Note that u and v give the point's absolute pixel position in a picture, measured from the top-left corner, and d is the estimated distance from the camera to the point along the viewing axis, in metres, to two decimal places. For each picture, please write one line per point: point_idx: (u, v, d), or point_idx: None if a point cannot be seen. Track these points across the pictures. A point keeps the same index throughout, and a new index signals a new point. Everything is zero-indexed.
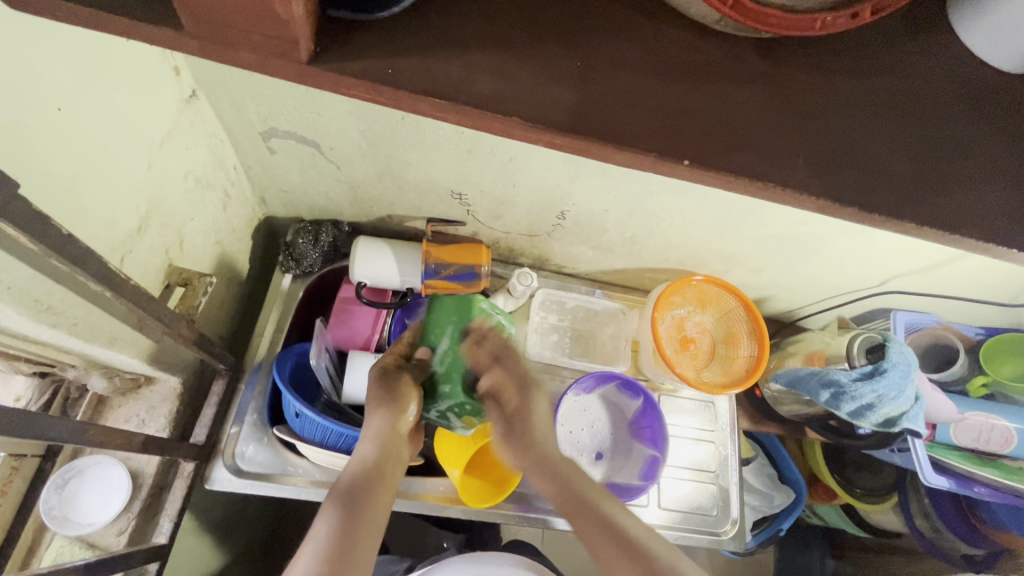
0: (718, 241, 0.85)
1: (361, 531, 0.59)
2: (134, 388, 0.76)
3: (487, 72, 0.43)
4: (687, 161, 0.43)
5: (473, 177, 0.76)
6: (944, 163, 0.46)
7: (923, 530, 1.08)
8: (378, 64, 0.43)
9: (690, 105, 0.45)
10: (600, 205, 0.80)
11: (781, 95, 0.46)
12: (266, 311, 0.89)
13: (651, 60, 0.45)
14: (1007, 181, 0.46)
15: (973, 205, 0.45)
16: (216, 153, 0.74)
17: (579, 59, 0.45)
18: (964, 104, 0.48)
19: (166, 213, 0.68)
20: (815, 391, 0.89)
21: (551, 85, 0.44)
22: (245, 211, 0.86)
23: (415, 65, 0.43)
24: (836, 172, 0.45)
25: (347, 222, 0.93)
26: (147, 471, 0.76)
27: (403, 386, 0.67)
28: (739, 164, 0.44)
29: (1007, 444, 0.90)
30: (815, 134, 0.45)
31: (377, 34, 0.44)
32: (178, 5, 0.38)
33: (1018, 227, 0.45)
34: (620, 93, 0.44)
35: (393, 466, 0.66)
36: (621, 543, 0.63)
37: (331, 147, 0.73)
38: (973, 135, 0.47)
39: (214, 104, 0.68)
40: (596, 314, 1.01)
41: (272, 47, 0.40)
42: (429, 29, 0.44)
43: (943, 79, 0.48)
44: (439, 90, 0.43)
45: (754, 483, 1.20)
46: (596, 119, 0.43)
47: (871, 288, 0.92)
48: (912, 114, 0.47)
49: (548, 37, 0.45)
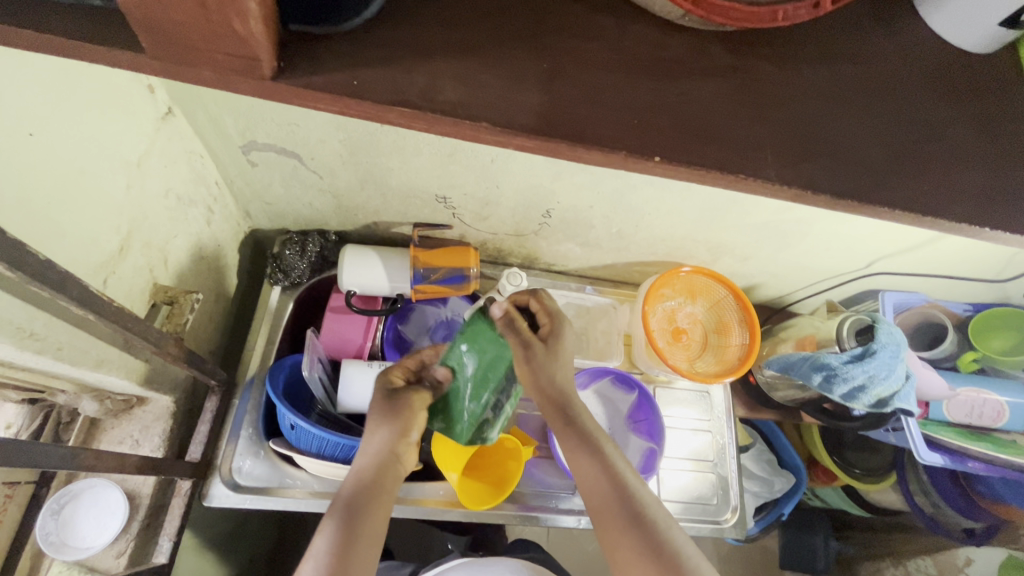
0: (704, 231, 0.86)
1: (359, 543, 0.60)
2: (126, 409, 0.75)
3: (452, 80, 0.43)
4: (658, 157, 0.43)
5: (456, 180, 0.77)
6: (915, 147, 0.47)
7: (924, 508, 1.10)
8: (343, 78, 0.43)
9: (661, 100, 0.45)
10: (584, 202, 0.80)
11: (749, 88, 0.46)
12: (257, 324, 0.89)
13: (619, 59, 0.46)
14: (978, 162, 0.47)
15: (945, 188, 0.46)
16: (197, 169, 0.73)
17: (544, 62, 0.45)
18: (933, 86, 0.48)
19: (149, 231, 0.67)
20: (808, 375, 0.89)
21: (519, 89, 0.44)
22: (230, 225, 0.86)
23: (382, 75, 0.43)
24: (807, 161, 0.45)
25: (334, 231, 0.93)
26: (143, 491, 0.75)
27: (411, 403, 0.70)
28: (712, 158, 0.44)
29: (999, 417, 0.92)
30: (785, 123, 0.46)
31: (342, 45, 0.44)
32: (133, 27, 0.38)
33: (990, 209, 0.46)
34: (589, 93, 0.44)
35: (391, 482, 0.67)
36: (628, 514, 0.62)
37: (312, 157, 0.73)
38: (944, 117, 0.47)
39: (190, 119, 0.68)
40: (587, 310, 1.02)
41: (234, 65, 0.41)
42: (396, 37, 0.44)
43: (912, 61, 0.49)
44: (405, 101, 0.43)
45: (752, 469, 1.21)
46: (568, 119, 0.43)
47: (858, 271, 0.93)
48: (882, 98, 0.47)
49: (514, 42, 0.45)
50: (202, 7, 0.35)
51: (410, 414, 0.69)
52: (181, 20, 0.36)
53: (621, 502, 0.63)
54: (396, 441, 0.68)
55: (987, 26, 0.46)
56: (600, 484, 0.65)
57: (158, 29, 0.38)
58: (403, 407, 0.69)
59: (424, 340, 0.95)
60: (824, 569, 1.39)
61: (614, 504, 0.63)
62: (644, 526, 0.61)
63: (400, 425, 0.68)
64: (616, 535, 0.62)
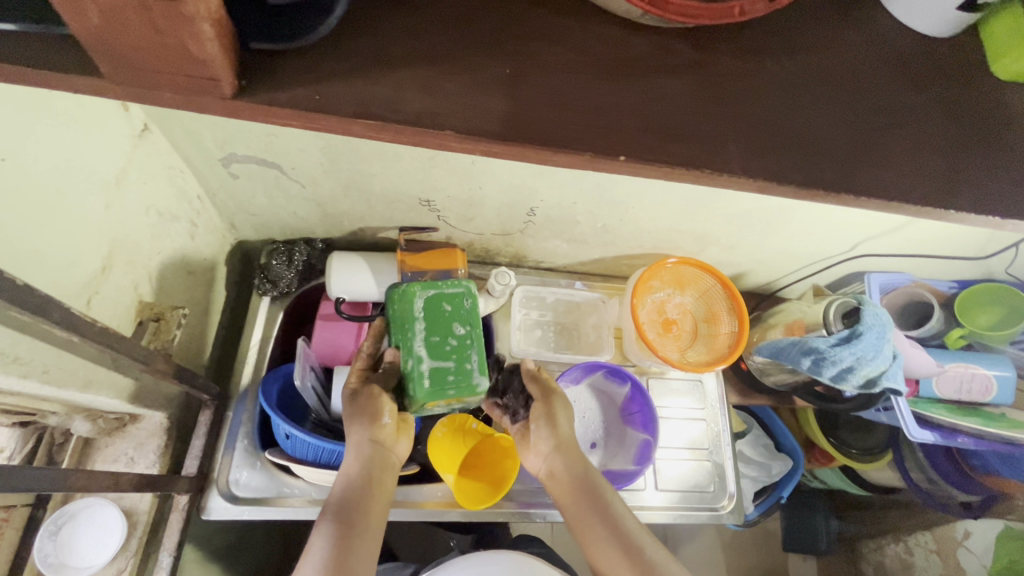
0: (688, 222, 0.86)
1: (356, 543, 0.62)
2: (120, 427, 0.75)
3: (417, 89, 0.44)
4: (624, 157, 0.44)
5: (439, 184, 0.77)
6: (881, 134, 0.47)
7: (920, 483, 1.11)
8: (306, 92, 0.43)
9: (629, 99, 0.45)
10: (567, 199, 0.81)
11: (714, 83, 0.46)
12: (248, 336, 0.89)
13: (585, 60, 0.46)
14: (943, 144, 0.48)
15: (910, 172, 0.47)
16: (178, 184, 0.73)
17: (512, 66, 0.45)
18: (897, 71, 0.49)
19: (131, 249, 0.67)
20: (797, 359, 0.90)
21: (484, 96, 0.44)
22: (215, 238, 0.86)
23: (347, 87, 0.43)
24: (774, 153, 0.46)
25: (321, 239, 0.93)
26: (141, 507, 0.75)
27: (370, 396, 0.68)
28: (679, 154, 0.44)
29: (988, 392, 0.95)
30: (753, 114, 0.46)
31: (306, 59, 0.44)
32: (91, 54, 0.38)
33: (957, 190, 0.46)
34: (555, 98, 0.45)
35: (380, 475, 0.67)
36: (599, 515, 0.68)
37: (293, 167, 0.73)
38: (907, 102, 0.48)
39: (167, 135, 0.67)
40: (577, 306, 1.03)
41: (193, 85, 0.41)
42: (362, 48, 0.45)
43: (876, 48, 0.49)
44: (371, 112, 0.43)
45: (750, 454, 1.22)
46: (535, 124, 0.44)
47: (843, 254, 0.94)
48: (849, 86, 0.48)
49: (481, 47, 0.45)
50: (155, 31, 0.35)
51: (370, 402, 0.68)
52: (139, 43, 0.37)
53: (598, 511, 0.69)
54: (372, 433, 0.67)
55: (945, 12, 0.47)
56: (580, 503, 0.70)
57: (112, 55, 0.38)
58: (361, 398, 0.68)
59: None
60: (826, 549, 1.41)
61: (593, 517, 0.68)
62: (622, 538, 0.67)
63: (368, 417, 0.67)
64: (597, 546, 0.67)
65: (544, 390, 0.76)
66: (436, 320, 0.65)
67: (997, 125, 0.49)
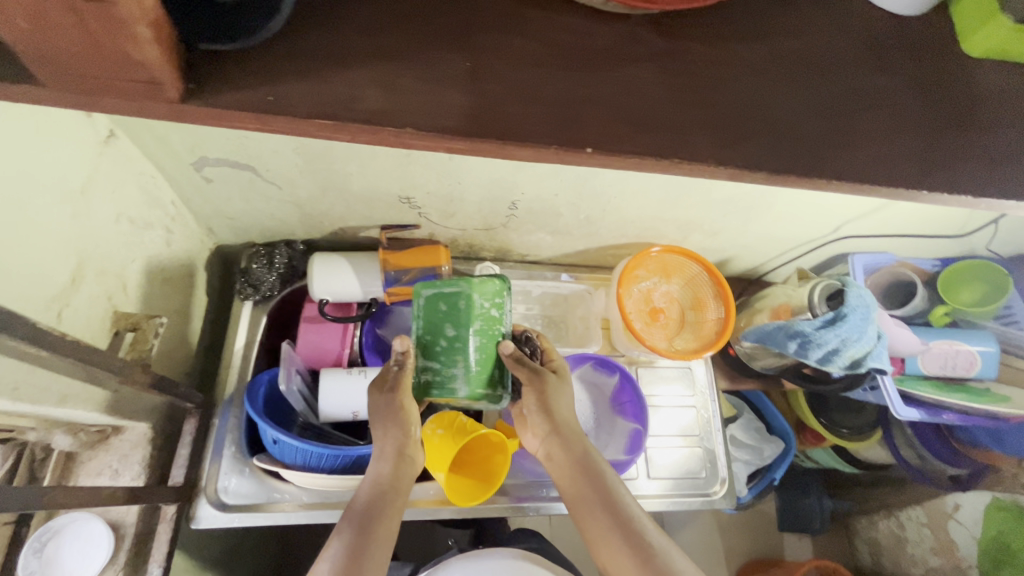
0: (671, 210, 0.86)
1: (374, 546, 0.63)
2: (102, 440, 0.74)
3: (377, 86, 0.43)
4: (591, 148, 0.44)
5: (418, 180, 0.76)
6: (856, 112, 0.47)
7: (910, 459, 1.11)
8: (257, 94, 0.42)
9: (598, 90, 0.45)
10: (548, 191, 0.80)
11: (679, 71, 0.46)
12: (231, 341, 0.88)
13: (549, 55, 0.45)
14: (918, 124, 0.48)
15: (882, 156, 0.46)
16: (150, 190, 0.72)
17: (470, 61, 0.44)
18: (870, 51, 0.49)
19: (102, 258, 0.65)
20: (783, 343, 0.91)
21: (442, 93, 0.43)
22: (192, 244, 0.85)
23: (302, 89, 0.43)
24: (747, 140, 0.45)
25: (302, 240, 0.92)
26: (128, 519, 0.74)
27: (402, 404, 0.67)
28: (649, 146, 0.44)
29: (972, 366, 0.96)
30: (719, 99, 0.46)
31: (255, 58, 0.43)
32: (27, 62, 0.37)
33: (929, 169, 0.47)
34: (521, 91, 0.44)
35: (404, 483, 0.68)
36: (606, 507, 0.68)
37: (267, 168, 0.71)
38: (881, 83, 0.48)
39: (135, 140, 0.66)
40: (564, 298, 1.03)
41: (146, 93, 0.40)
42: (314, 46, 0.44)
43: (849, 26, 0.49)
44: (330, 114, 0.42)
45: (741, 438, 1.23)
46: (503, 119, 0.43)
47: (826, 236, 0.94)
48: (821, 66, 0.48)
49: (436, 40, 0.45)
50: (90, 38, 0.34)
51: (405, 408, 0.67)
52: (73, 50, 0.36)
53: (603, 502, 0.68)
54: (404, 441, 0.67)
55: None
56: (584, 491, 0.70)
57: (52, 60, 0.37)
58: (395, 404, 0.67)
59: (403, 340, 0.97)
60: (820, 527, 1.42)
61: (596, 505, 0.68)
62: (629, 532, 0.66)
63: (403, 424, 0.67)
64: (600, 534, 0.67)
65: (534, 375, 0.69)
66: (432, 321, 0.65)
67: (973, 102, 0.49)
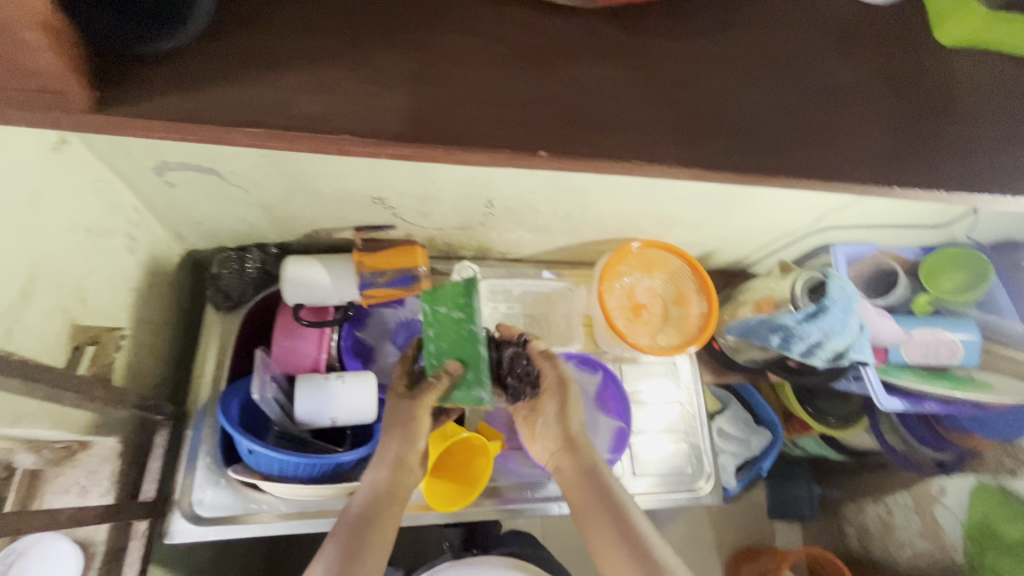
0: (651, 205, 0.84)
1: (368, 553, 0.62)
2: (69, 456, 0.69)
3: (323, 92, 0.47)
4: (541, 151, 0.48)
5: (390, 181, 0.74)
6: (813, 114, 0.53)
7: (894, 446, 1.12)
8: (175, 102, 0.46)
9: (553, 93, 0.50)
10: (524, 188, 0.77)
11: (639, 70, 0.52)
12: (204, 349, 0.86)
13: (505, 54, 0.50)
14: (875, 120, 0.53)
15: (836, 148, 0.52)
16: (109, 198, 0.69)
17: (415, 62, 0.49)
18: (818, 47, 0.55)
19: (57, 270, 0.63)
20: (766, 337, 0.90)
21: (384, 95, 0.48)
22: (159, 251, 0.82)
23: (226, 91, 0.47)
24: (707, 141, 0.50)
25: (275, 244, 0.90)
26: (97, 538, 0.71)
27: (410, 415, 0.68)
28: (606, 146, 0.49)
29: (954, 353, 0.96)
30: (682, 93, 0.52)
31: (166, 66, 0.47)
32: None
33: (898, 168, 0.52)
34: (469, 89, 0.49)
35: (402, 494, 0.68)
36: (610, 513, 0.68)
37: (232, 171, 0.69)
38: (828, 80, 0.54)
39: (89, 145, 0.63)
40: (545, 296, 1.01)
41: (49, 101, 0.43)
42: (249, 50, 0.48)
43: (800, 26, 0.55)
44: (266, 121, 0.46)
45: (730, 430, 1.22)
46: (436, 120, 0.47)
47: (808, 227, 0.93)
48: (769, 68, 0.53)
49: (379, 46, 0.49)
50: None
51: (416, 421, 0.68)
52: None
53: (607, 507, 0.69)
54: (406, 451, 0.68)
55: None
56: (586, 496, 0.71)
57: None
58: (407, 416, 0.68)
59: (385, 343, 0.97)
60: (809, 514, 1.43)
61: (600, 512, 0.69)
62: (631, 539, 0.66)
63: (407, 433, 0.68)
64: (602, 541, 0.67)
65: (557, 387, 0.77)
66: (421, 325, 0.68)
67: (906, 106, 0.54)
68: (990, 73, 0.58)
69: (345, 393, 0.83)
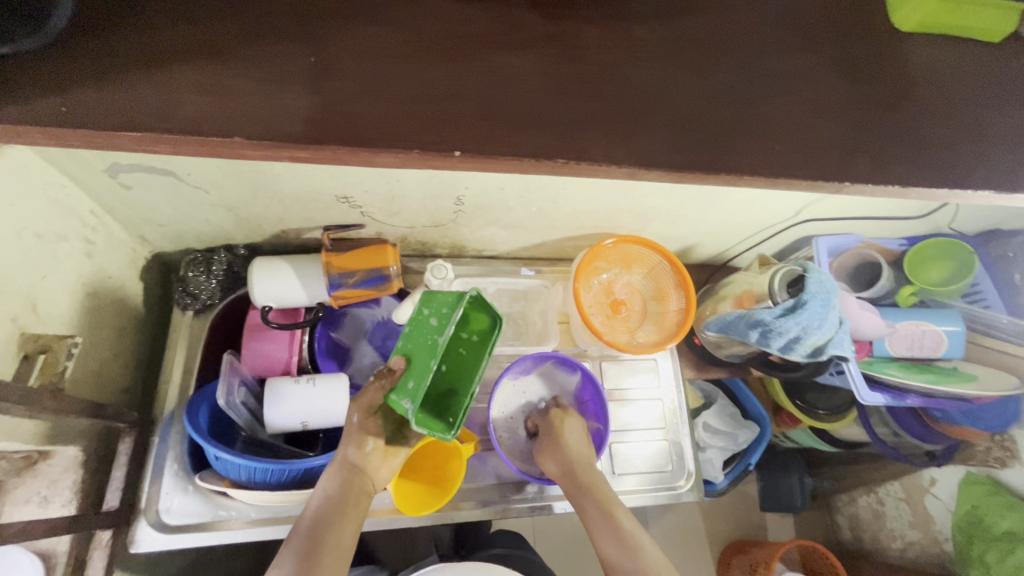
0: (626, 200, 0.82)
1: (326, 555, 0.60)
2: (29, 466, 0.68)
3: (218, 93, 0.49)
4: (458, 153, 0.51)
5: (353, 180, 0.71)
6: (756, 117, 0.56)
7: (885, 438, 1.12)
8: (53, 106, 0.47)
9: (489, 90, 0.52)
10: (492, 185, 0.75)
11: (576, 71, 0.54)
12: (171, 354, 0.85)
13: (430, 52, 0.53)
14: (808, 118, 0.57)
15: (774, 153, 0.55)
16: (62, 202, 0.67)
17: (311, 58, 0.51)
18: (758, 50, 0.58)
19: (2, 278, 0.61)
20: (745, 333, 0.88)
21: (295, 98, 0.50)
22: (122, 254, 0.80)
23: (127, 94, 0.48)
24: (643, 142, 0.53)
25: (243, 244, 0.88)
26: (60, 549, 0.70)
27: (358, 420, 0.68)
28: (538, 148, 0.52)
29: (939, 346, 0.94)
30: (620, 93, 0.54)
31: (44, 66, 0.48)
32: None
33: (843, 169, 0.55)
34: (372, 87, 0.51)
35: (358, 497, 0.66)
36: (608, 526, 0.72)
37: (188, 173, 0.67)
38: (757, 85, 0.57)
39: (33, 147, 0.61)
40: (522, 294, 1.00)
41: None
42: (138, 49, 0.50)
43: (738, 30, 0.58)
44: (173, 129, 0.48)
45: (716, 425, 1.20)
46: (329, 123, 0.50)
47: (789, 220, 0.90)
48: (707, 67, 0.56)
49: (279, 38, 0.51)
50: None
51: (362, 422, 0.68)
52: None
53: (605, 519, 0.73)
54: (354, 453, 0.67)
55: None
56: (587, 511, 0.74)
57: None
58: (353, 418, 0.69)
59: (359, 343, 0.94)
60: (800, 505, 1.41)
61: (600, 525, 0.72)
62: (629, 548, 0.70)
63: (354, 435, 0.68)
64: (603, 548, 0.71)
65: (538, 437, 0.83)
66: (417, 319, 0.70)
67: (837, 108, 0.57)
68: (928, 70, 0.60)
69: (316, 396, 0.81)
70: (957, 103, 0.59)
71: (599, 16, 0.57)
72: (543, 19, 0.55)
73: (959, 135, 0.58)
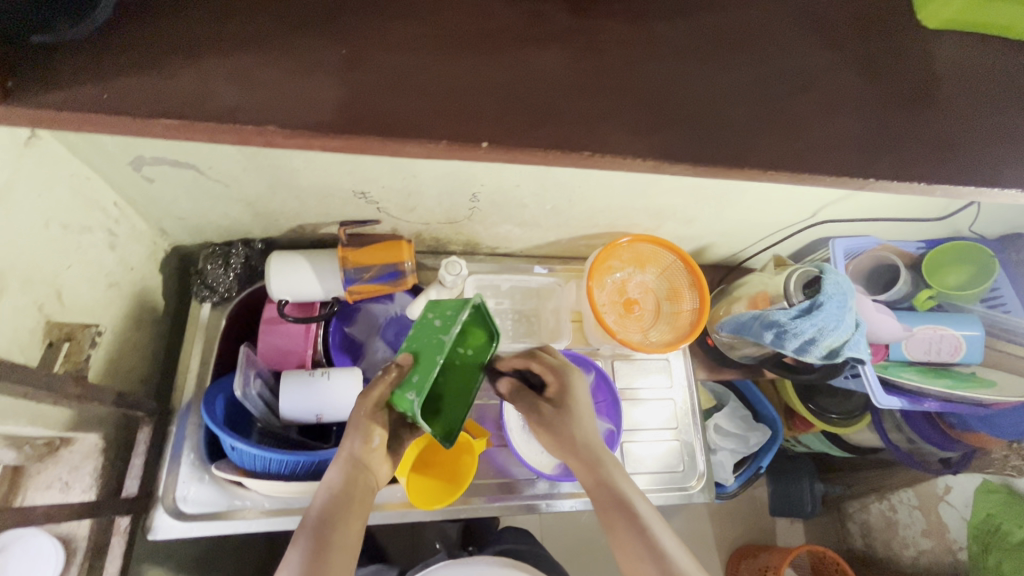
0: (641, 199, 0.82)
1: (334, 552, 0.58)
2: (52, 451, 0.70)
3: (254, 85, 0.50)
4: (485, 144, 0.51)
5: (371, 176, 0.72)
6: (777, 114, 0.55)
7: (899, 444, 1.10)
8: (89, 93, 0.48)
9: (512, 85, 0.53)
10: (508, 182, 0.75)
11: (598, 66, 0.54)
12: (189, 345, 0.86)
13: (453, 47, 0.53)
14: (830, 116, 0.56)
15: (796, 149, 0.55)
16: (87, 194, 0.69)
17: (341, 52, 0.52)
18: (779, 47, 0.58)
19: (29, 266, 0.62)
20: (759, 334, 0.87)
21: (326, 90, 0.50)
22: (143, 246, 0.81)
23: (162, 86, 0.49)
24: (666, 139, 0.53)
25: (260, 239, 0.89)
26: (80, 533, 0.72)
27: (359, 416, 0.66)
28: (562, 143, 0.52)
29: (957, 351, 0.93)
30: (642, 89, 0.54)
31: (82, 58, 0.49)
32: None
33: (862, 166, 0.54)
34: (399, 81, 0.52)
35: (364, 494, 0.64)
36: (626, 516, 0.62)
37: (210, 166, 0.68)
38: (781, 81, 0.56)
39: (60, 139, 0.62)
40: (534, 291, 0.99)
41: None
42: (170, 43, 0.51)
43: (760, 26, 0.58)
44: (205, 120, 0.48)
45: (728, 427, 1.19)
46: (356, 116, 0.50)
47: (805, 221, 0.90)
48: (727, 62, 0.56)
49: (306, 30, 0.52)
50: None
51: (365, 417, 0.66)
52: None
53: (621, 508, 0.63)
54: (357, 447, 0.65)
55: None
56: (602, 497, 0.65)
57: None
58: (354, 413, 0.67)
59: (373, 338, 0.94)
60: (812, 510, 1.41)
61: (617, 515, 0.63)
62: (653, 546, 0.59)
63: (357, 429, 0.66)
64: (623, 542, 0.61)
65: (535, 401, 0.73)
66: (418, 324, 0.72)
67: (860, 106, 0.57)
68: (954, 69, 0.59)
69: (331, 389, 0.82)
70: (983, 102, 0.58)
71: (620, 12, 0.57)
72: (565, 15, 0.56)
73: (985, 133, 0.57)
